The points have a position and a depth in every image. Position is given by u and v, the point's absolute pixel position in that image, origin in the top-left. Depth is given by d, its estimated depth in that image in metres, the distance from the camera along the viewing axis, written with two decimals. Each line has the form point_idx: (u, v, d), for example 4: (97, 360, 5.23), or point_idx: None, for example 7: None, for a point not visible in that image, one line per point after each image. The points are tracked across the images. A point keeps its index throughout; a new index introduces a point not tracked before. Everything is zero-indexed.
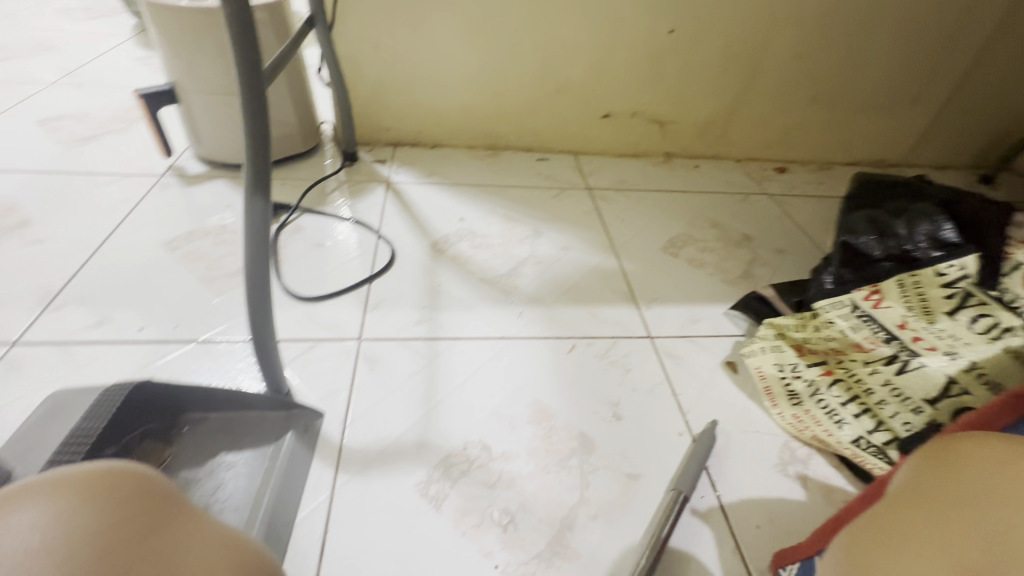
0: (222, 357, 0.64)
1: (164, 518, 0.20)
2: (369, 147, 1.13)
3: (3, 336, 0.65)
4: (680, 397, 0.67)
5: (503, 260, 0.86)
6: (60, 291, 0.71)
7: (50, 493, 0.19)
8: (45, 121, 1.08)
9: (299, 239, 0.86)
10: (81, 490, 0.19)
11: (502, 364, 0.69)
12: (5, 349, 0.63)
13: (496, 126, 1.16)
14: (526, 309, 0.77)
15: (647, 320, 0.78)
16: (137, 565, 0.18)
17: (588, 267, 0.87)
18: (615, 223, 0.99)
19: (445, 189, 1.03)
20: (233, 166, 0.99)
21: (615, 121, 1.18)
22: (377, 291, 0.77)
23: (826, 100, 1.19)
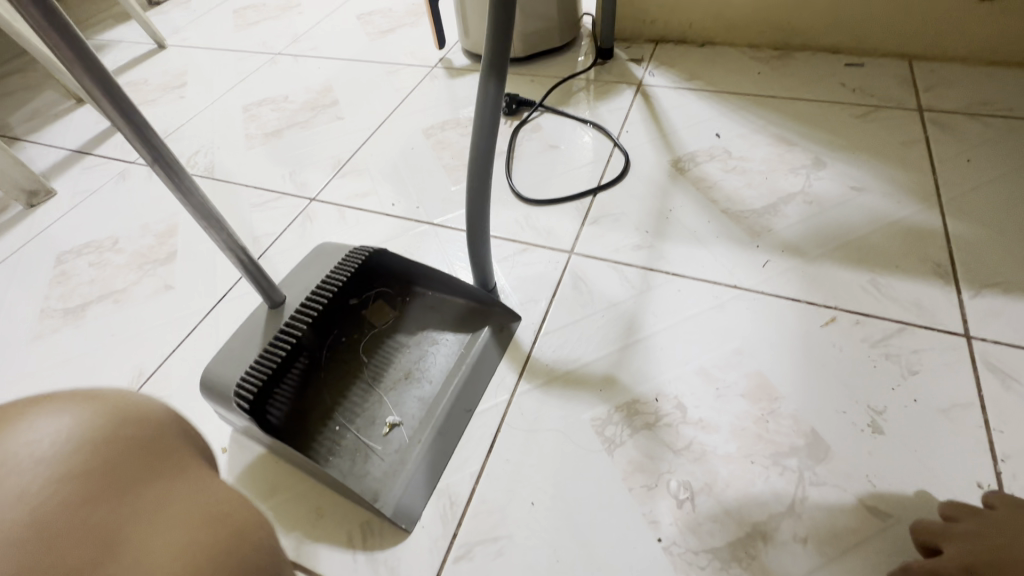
0: (446, 242, 0.69)
1: (164, 465, 0.21)
2: (628, 44, 1.01)
3: (307, 192, 0.81)
4: (997, 435, 0.45)
5: (759, 192, 0.68)
6: (347, 163, 0.85)
7: (72, 411, 0.21)
8: (362, 16, 1.26)
9: (535, 139, 0.83)
10: (94, 415, 0.22)
11: (726, 317, 0.56)
12: (307, 202, 0.79)
13: (794, 17, 0.89)
14: (776, 259, 0.61)
15: (968, 310, 0.53)
16: (126, 503, 0.19)
17: (886, 219, 0.63)
18: (952, 164, 0.68)
19: (706, 97, 0.85)
20: None
21: (1003, 7, 0.77)
22: (600, 205, 0.71)
23: None
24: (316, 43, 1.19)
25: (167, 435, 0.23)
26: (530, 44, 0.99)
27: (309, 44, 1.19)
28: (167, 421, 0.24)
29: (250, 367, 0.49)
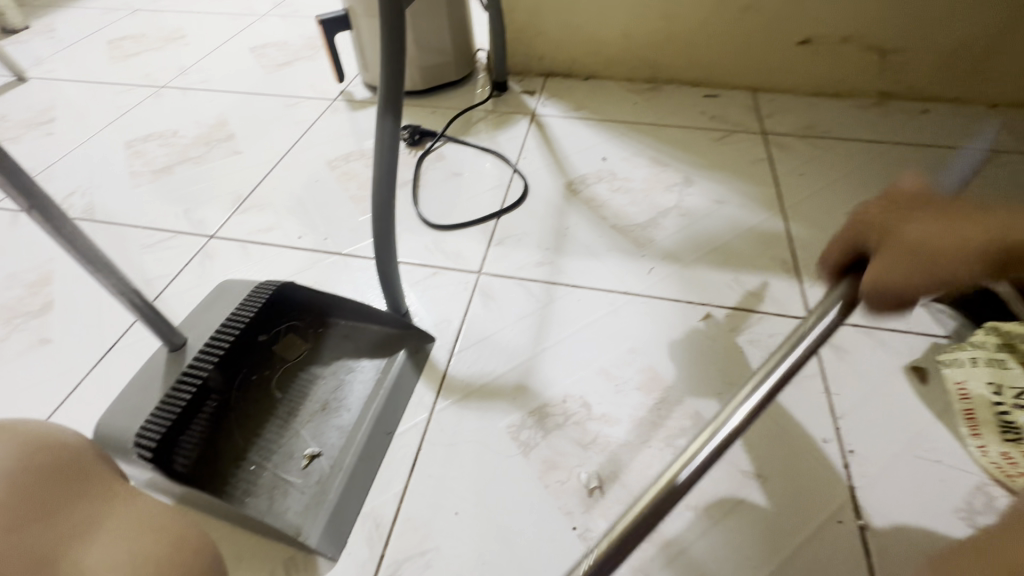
0: (357, 271, 0.70)
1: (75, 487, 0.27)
2: (520, 78, 1.09)
3: (205, 229, 0.78)
4: (835, 398, 0.54)
5: (641, 208, 0.77)
6: (247, 198, 0.83)
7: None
8: (255, 48, 1.24)
9: (439, 167, 0.87)
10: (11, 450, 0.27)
11: (621, 321, 0.63)
12: (205, 240, 0.76)
13: (660, 55, 1.02)
14: (658, 266, 0.69)
15: (809, 297, 0.64)
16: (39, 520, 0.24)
17: (743, 226, 0.74)
18: (790, 177, 0.82)
19: (592, 125, 0.95)
20: None
21: (816, 50, 0.95)
22: (503, 226, 0.76)
23: None
24: (206, 76, 1.15)
25: (81, 460, 0.29)
26: (429, 77, 1.03)
27: (198, 77, 1.15)
28: (82, 449, 0.29)
29: (152, 417, 0.47)
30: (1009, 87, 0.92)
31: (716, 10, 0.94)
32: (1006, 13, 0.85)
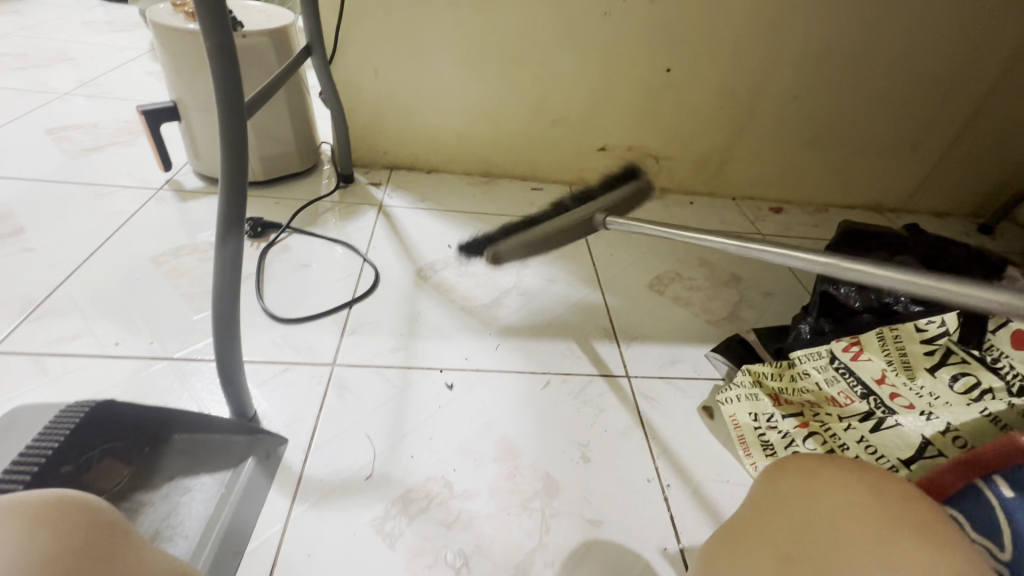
0: (192, 377, 0.64)
1: None
2: (366, 170, 1.15)
3: None
4: (653, 441, 0.66)
5: (485, 289, 0.86)
6: (42, 303, 0.72)
7: None
8: (52, 130, 1.10)
9: (285, 259, 0.87)
10: None
11: (474, 397, 0.68)
12: None
13: (492, 155, 1.17)
14: (504, 342, 0.77)
15: (625, 358, 0.78)
16: None
17: (571, 300, 0.87)
18: (603, 257, 0.99)
19: (438, 214, 1.04)
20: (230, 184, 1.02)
21: (611, 155, 1.19)
22: (357, 315, 0.78)
23: (821, 144, 1.20)
24: None
25: None
26: (270, 169, 1.03)
27: None
28: None
29: None
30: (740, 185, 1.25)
31: (533, 122, 1.13)
32: (729, 136, 1.17)
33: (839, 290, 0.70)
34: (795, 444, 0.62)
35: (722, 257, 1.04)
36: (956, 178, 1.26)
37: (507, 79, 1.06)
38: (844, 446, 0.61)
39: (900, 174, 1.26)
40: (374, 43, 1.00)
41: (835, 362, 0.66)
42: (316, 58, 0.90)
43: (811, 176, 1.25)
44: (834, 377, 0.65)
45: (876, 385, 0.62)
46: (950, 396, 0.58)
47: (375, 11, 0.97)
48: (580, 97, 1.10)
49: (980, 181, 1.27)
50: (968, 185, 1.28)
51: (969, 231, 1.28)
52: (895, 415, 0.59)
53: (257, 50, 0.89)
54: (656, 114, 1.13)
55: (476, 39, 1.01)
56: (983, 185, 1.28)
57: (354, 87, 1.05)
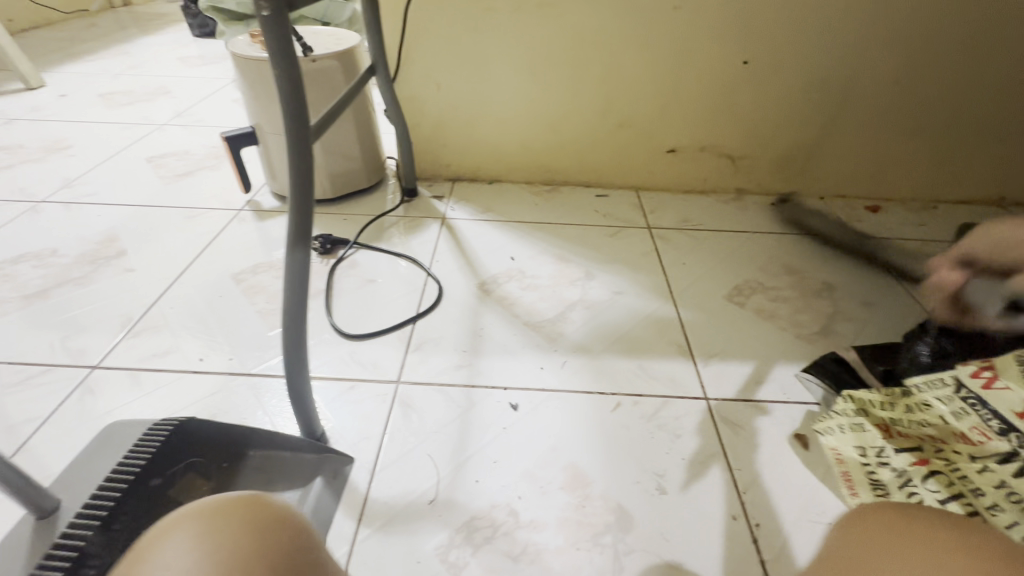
0: (265, 394, 0.66)
1: None
2: (429, 183, 1.16)
3: (86, 360, 0.71)
4: (737, 472, 0.60)
5: (550, 303, 0.83)
6: (138, 320, 0.78)
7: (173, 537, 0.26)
8: (152, 159, 1.21)
9: (352, 274, 0.89)
10: None
11: (540, 418, 0.65)
12: (86, 372, 0.69)
13: (555, 162, 1.14)
14: (570, 359, 0.73)
15: (703, 377, 0.72)
16: None
17: (641, 314, 0.82)
18: (675, 266, 0.93)
19: (500, 225, 1.02)
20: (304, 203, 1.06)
21: (681, 156, 1.12)
22: (420, 331, 0.77)
23: (929, 133, 1.06)
24: (95, 189, 1.09)
25: None
26: (340, 186, 1.07)
27: (84, 189, 1.09)
28: None
29: None
30: (830, 182, 1.14)
31: (597, 126, 1.08)
32: (816, 129, 1.07)
33: None
34: (913, 484, 0.54)
35: (812, 264, 0.94)
36: None
37: (569, 83, 1.03)
38: (977, 491, 0.50)
39: None
40: (436, 57, 1.01)
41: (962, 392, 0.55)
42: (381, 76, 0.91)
43: (917, 169, 1.11)
44: (964, 411, 0.54)
45: (1017, 420, 0.50)
46: None
47: (437, 25, 0.97)
48: (647, 97, 1.04)
49: None
50: None
51: None
52: None
53: (326, 71, 0.92)
54: (732, 111, 1.05)
55: (537, 46, 0.99)
56: None
57: (417, 101, 1.07)
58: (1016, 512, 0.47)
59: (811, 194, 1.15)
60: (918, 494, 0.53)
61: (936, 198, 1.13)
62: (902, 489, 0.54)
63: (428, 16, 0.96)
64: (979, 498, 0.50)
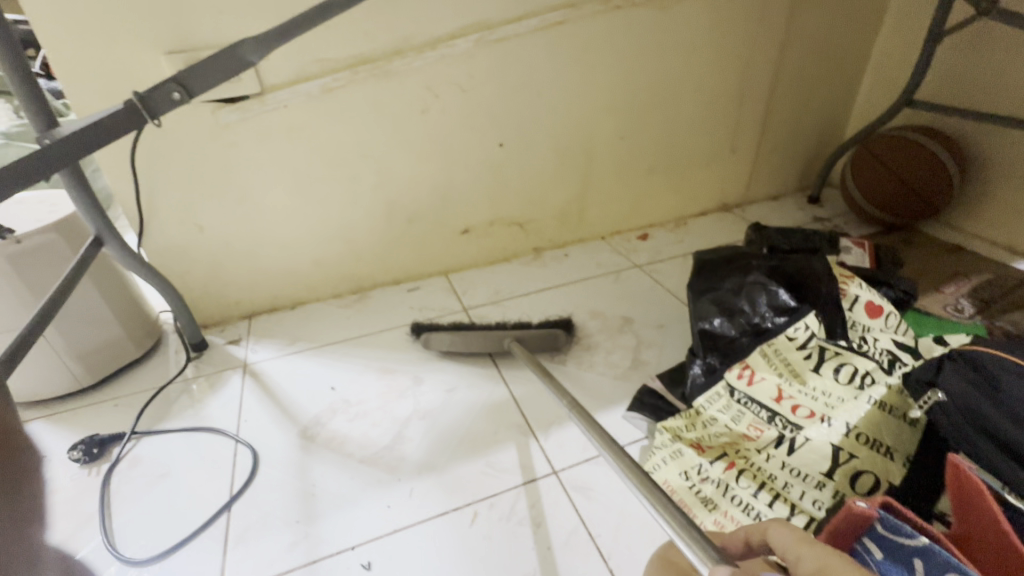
0: None
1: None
2: (222, 327, 1.04)
3: None
4: (599, 540, 0.62)
5: (383, 427, 0.78)
6: None
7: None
8: None
9: (136, 474, 0.73)
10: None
11: (397, 568, 0.60)
12: None
13: (357, 269, 1.12)
14: (417, 484, 0.69)
15: (548, 450, 0.74)
16: None
17: (476, 406, 0.82)
18: None
19: (314, 353, 0.95)
20: (56, 399, 0.86)
21: (476, 234, 1.18)
22: (239, 516, 0.67)
23: (660, 169, 1.29)
24: None
25: None
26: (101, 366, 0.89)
27: None
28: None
29: None
30: (604, 223, 1.31)
31: (387, 226, 1.09)
32: (578, 185, 1.22)
33: (714, 324, 0.73)
34: (731, 488, 0.61)
35: (609, 302, 1.06)
36: (775, 164, 1.42)
37: (345, 195, 1.02)
38: (772, 476, 0.60)
39: (733, 175, 1.39)
40: (188, 200, 0.92)
41: (736, 394, 0.67)
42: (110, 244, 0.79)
43: (662, 198, 1.34)
44: (741, 414, 0.65)
45: (776, 404, 0.64)
46: (842, 389, 0.63)
47: (176, 168, 0.89)
48: (426, 191, 1.09)
49: (793, 161, 1.44)
50: (786, 168, 1.45)
51: (804, 205, 1.44)
52: (803, 432, 0.60)
53: (42, 247, 0.77)
54: (505, 187, 1.15)
55: (299, 168, 0.97)
56: (797, 164, 1.45)
57: (179, 246, 0.96)
58: (803, 484, 0.58)
59: (594, 237, 1.32)
60: (737, 495, 0.60)
61: (682, 218, 1.37)
62: (725, 495, 0.60)
63: (164, 163, 0.88)
64: (775, 481, 0.60)
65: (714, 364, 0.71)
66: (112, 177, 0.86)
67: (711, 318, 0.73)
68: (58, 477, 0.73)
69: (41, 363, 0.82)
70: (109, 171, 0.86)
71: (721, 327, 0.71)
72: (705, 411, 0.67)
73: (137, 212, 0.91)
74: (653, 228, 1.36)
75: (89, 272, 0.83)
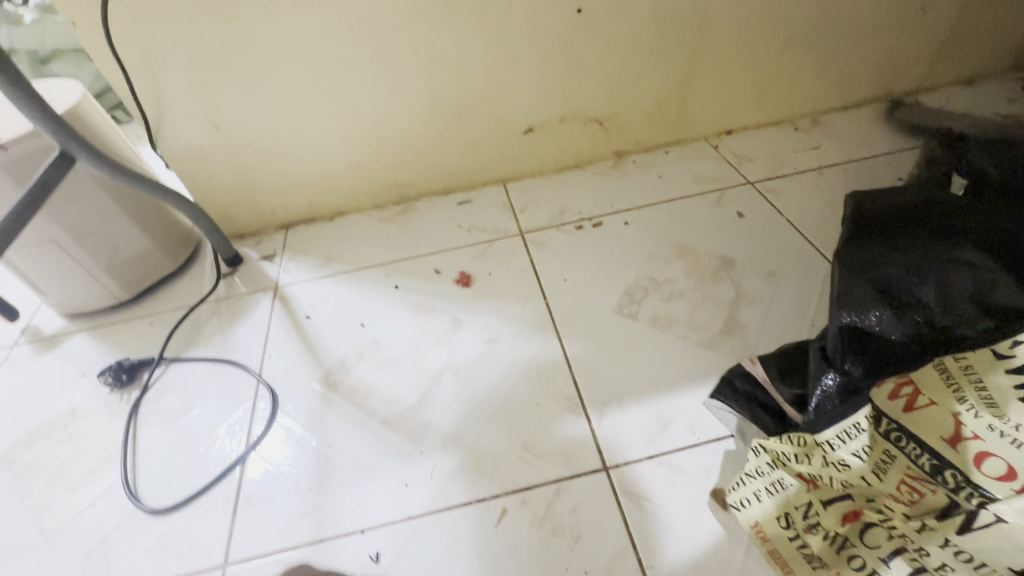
0: (186, 439, 0.66)
1: None
2: (223, 243, 0.86)
3: (106, 402, 0.71)
4: (651, 572, 0.50)
5: (411, 382, 0.68)
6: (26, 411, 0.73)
7: None
8: None
9: (216, 320, 0.80)
10: None
11: (420, 542, 0.54)
12: (116, 396, 0.72)
13: (399, 175, 0.95)
14: (442, 462, 0.60)
15: (600, 439, 0.60)
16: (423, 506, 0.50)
17: (518, 366, 0.68)
18: (555, 280, 0.78)
19: (346, 279, 0.84)
20: (78, 307, 0.82)
21: (541, 135, 0.95)
22: (253, 473, 0.61)
23: (803, 43, 0.91)
24: None
25: None
26: (78, 242, 0.76)
27: None
28: None
29: None
30: (639, 120, 0.97)
31: (431, 124, 0.89)
32: (675, 15, 0.83)
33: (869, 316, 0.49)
34: (850, 547, 0.45)
35: (704, 236, 0.82)
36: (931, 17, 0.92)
37: (363, 36, 0.77)
38: (921, 549, 0.43)
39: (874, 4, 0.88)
40: (198, 92, 0.78)
41: (911, 511, 0.44)
42: (103, 29, 0.68)
43: (742, 43, 0.89)
44: (958, 564, 0.41)
45: (947, 448, 0.43)
46: None
47: (164, 26, 0.70)
48: (465, 28, 0.79)
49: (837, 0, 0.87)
50: (822, 14, 0.88)
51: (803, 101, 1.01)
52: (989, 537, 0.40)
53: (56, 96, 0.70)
54: (585, 72, 0.88)
55: (317, 44, 0.76)
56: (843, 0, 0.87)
57: (154, 91, 0.76)
58: None
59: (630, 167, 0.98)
60: (858, 557, 0.45)
61: (745, 114, 1.00)
62: (841, 554, 0.45)
63: (157, 37, 0.71)
64: (926, 558, 0.42)
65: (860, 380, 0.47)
66: (81, 24, 0.67)
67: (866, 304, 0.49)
68: (93, 401, 0.72)
69: (29, 255, 0.75)
70: (68, 6, 0.66)
71: (879, 327, 0.48)
72: (827, 441, 0.48)
73: (124, 84, 0.74)
74: (732, 135, 1.02)
75: (118, 207, 0.77)
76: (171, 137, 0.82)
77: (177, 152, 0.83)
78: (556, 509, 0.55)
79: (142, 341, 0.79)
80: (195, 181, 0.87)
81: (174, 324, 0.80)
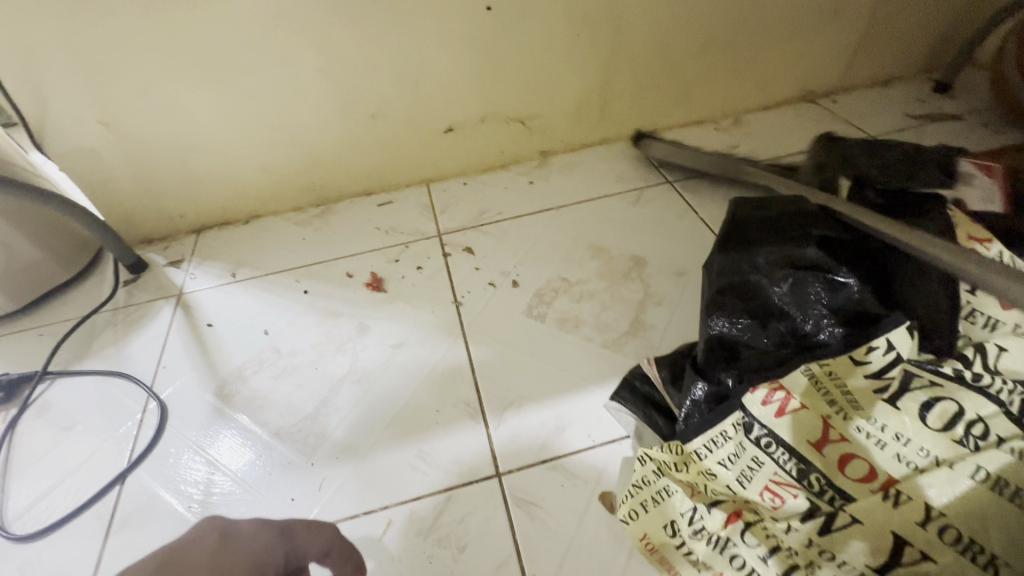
0: (63, 461, 0.62)
1: None
2: (123, 250, 0.82)
3: None
4: None
5: (311, 392, 0.65)
6: None
7: None
8: None
9: (111, 331, 0.76)
10: None
11: None
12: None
13: (316, 176, 0.92)
14: (333, 476, 0.58)
15: (495, 446, 0.58)
16: None
17: (421, 372, 0.66)
18: (467, 283, 0.77)
19: (253, 285, 0.80)
20: None
21: (463, 134, 0.93)
22: (131, 492, 0.58)
23: (720, 45, 0.92)
24: None
25: None
26: None
27: None
28: None
29: None
30: (562, 119, 0.96)
31: (346, 124, 0.87)
32: (589, 14, 0.83)
33: (737, 326, 0.52)
34: (732, 546, 0.43)
35: (619, 236, 0.82)
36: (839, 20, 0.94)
37: (262, 33, 0.74)
38: (793, 549, 0.41)
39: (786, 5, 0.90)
40: (84, 90, 0.73)
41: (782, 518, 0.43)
42: None
43: (659, 44, 0.89)
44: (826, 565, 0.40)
45: (814, 452, 0.44)
46: (932, 437, 0.41)
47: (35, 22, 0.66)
48: (372, 27, 0.77)
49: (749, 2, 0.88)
50: (736, 16, 0.89)
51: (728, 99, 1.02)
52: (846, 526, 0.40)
53: None
54: (502, 69, 0.86)
55: (212, 43, 0.73)
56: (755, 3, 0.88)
57: (31, 91, 0.71)
58: None
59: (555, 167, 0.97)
60: (739, 556, 0.42)
61: (669, 113, 1.00)
62: (723, 554, 0.43)
63: (30, 30, 0.66)
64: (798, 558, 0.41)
65: (725, 388, 0.50)
66: None
67: (737, 315, 0.52)
68: None
69: None
70: None
71: (745, 337, 0.51)
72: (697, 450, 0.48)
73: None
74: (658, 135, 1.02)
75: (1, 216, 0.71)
76: (59, 138, 0.77)
77: (68, 154, 0.79)
78: (443, 520, 0.53)
79: (28, 357, 0.74)
80: (91, 184, 0.83)
81: (66, 336, 0.76)
